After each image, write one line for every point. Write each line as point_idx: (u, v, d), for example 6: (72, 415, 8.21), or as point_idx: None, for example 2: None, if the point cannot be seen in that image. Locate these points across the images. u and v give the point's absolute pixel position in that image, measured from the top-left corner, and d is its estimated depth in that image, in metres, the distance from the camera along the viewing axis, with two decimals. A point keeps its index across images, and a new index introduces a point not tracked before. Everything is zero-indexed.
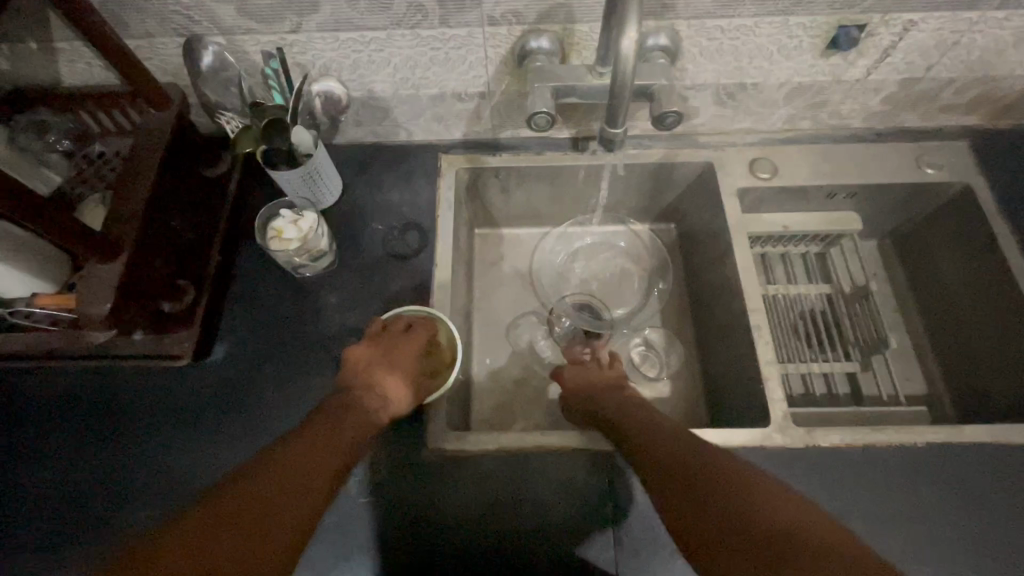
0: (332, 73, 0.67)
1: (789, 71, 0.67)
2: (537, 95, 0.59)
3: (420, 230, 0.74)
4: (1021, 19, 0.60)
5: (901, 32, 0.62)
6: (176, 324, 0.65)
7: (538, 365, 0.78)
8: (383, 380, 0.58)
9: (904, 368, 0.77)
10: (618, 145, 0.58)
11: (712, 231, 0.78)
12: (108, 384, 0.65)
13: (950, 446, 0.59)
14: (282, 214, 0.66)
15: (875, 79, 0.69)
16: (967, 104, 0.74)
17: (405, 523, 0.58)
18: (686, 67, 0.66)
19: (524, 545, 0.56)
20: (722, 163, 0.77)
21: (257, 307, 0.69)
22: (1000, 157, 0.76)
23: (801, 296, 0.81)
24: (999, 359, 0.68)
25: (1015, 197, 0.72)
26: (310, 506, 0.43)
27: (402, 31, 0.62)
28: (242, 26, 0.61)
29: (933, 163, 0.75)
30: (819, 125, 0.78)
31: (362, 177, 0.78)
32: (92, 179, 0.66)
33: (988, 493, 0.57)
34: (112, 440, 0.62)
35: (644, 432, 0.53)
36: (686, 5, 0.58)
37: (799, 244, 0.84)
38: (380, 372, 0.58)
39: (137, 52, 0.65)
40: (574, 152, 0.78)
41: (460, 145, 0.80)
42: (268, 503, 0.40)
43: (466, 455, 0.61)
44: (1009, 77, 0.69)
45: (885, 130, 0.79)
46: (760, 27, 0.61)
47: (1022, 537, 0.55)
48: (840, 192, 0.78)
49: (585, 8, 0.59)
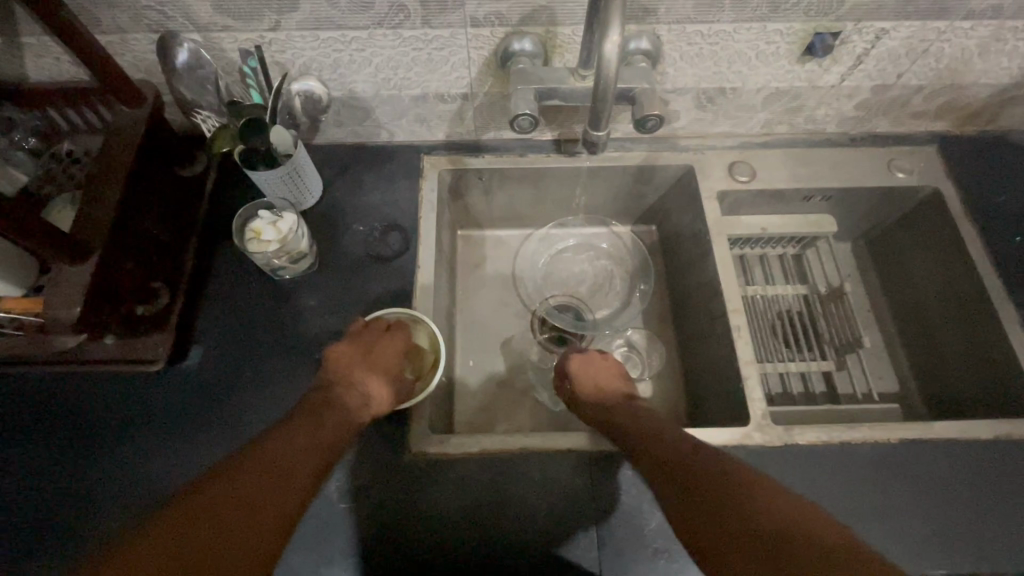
0: (313, 72, 0.66)
1: (767, 76, 0.69)
2: (519, 97, 0.59)
3: (402, 231, 0.73)
4: (986, 30, 0.63)
5: (873, 40, 0.64)
6: (150, 329, 0.63)
7: (521, 367, 0.78)
8: (361, 377, 0.56)
9: (877, 366, 0.79)
10: (601, 146, 0.58)
11: (693, 232, 0.79)
12: (77, 390, 0.63)
13: (922, 442, 0.61)
14: (260, 215, 0.65)
15: (849, 85, 0.71)
16: (935, 111, 0.76)
17: (387, 528, 0.57)
18: (667, 71, 0.67)
19: (508, 548, 0.56)
20: (702, 166, 0.78)
21: (235, 310, 0.68)
22: (967, 162, 0.78)
23: (779, 297, 0.82)
24: (968, 359, 0.70)
25: (981, 200, 0.75)
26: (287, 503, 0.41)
27: (384, 31, 0.61)
28: (219, 23, 0.60)
29: (903, 168, 0.78)
30: (795, 129, 0.80)
31: (343, 178, 0.77)
32: (60, 178, 0.64)
33: (958, 487, 0.59)
34: (80, 449, 0.60)
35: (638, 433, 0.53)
36: (667, 10, 0.58)
37: (776, 245, 0.86)
38: (357, 368, 0.57)
39: (109, 48, 0.63)
40: (557, 153, 0.78)
41: (442, 146, 0.80)
42: (241, 500, 0.39)
43: (449, 458, 0.60)
44: (975, 85, 0.72)
45: (858, 135, 0.81)
46: (739, 33, 0.62)
47: (989, 530, 0.57)
48: (816, 195, 0.79)
49: (567, 11, 0.59)
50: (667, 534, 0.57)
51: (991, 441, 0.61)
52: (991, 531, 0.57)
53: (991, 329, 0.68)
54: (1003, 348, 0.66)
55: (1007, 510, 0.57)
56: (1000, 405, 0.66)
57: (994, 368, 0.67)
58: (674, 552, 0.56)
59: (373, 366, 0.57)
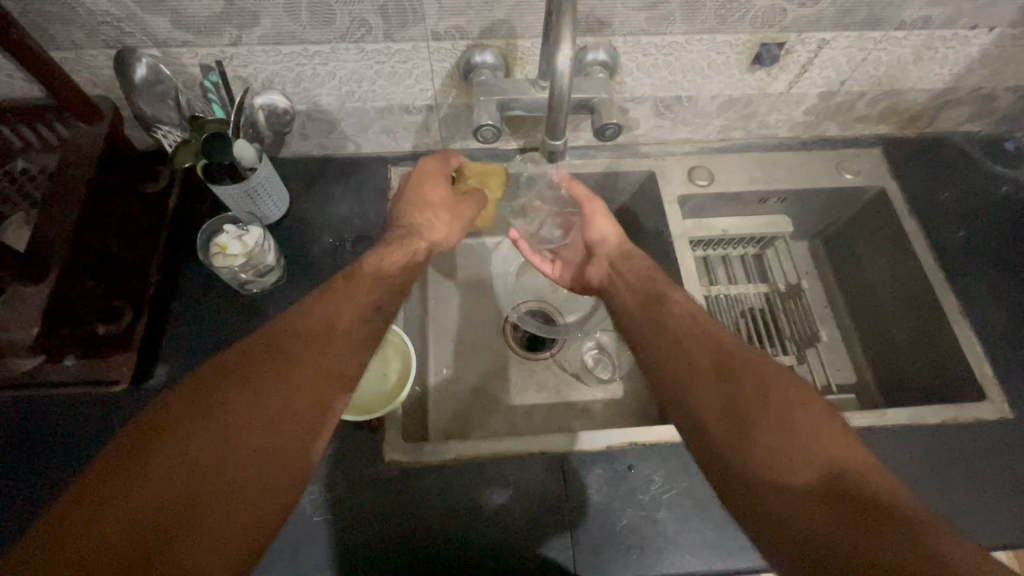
0: (276, 86, 0.67)
1: (720, 85, 0.72)
2: (482, 108, 0.60)
3: (371, 242, 0.73)
4: (919, 39, 0.67)
5: (815, 50, 0.67)
6: (114, 349, 0.62)
7: (494, 372, 0.79)
8: (438, 219, 0.68)
9: (836, 359, 0.82)
10: (561, 156, 0.59)
11: (657, 235, 0.81)
12: (34, 413, 0.61)
13: (878, 428, 0.64)
14: (226, 229, 0.65)
15: (798, 92, 0.74)
16: (878, 115, 0.81)
17: (363, 539, 0.57)
18: (625, 81, 0.70)
19: (485, 550, 0.57)
20: (662, 172, 0.81)
21: (202, 326, 0.67)
22: (908, 162, 0.83)
23: (741, 295, 0.85)
24: (918, 347, 0.74)
25: (923, 198, 0.80)
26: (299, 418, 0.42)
27: (346, 45, 0.62)
28: (179, 38, 0.60)
29: (852, 169, 0.81)
30: (750, 134, 0.83)
31: (310, 191, 0.77)
32: (15, 198, 0.62)
33: (911, 471, 0.62)
34: (40, 474, 0.58)
35: (687, 351, 0.52)
36: (621, 23, 0.61)
37: (736, 247, 0.89)
38: (430, 214, 0.67)
39: (64, 64, 0.62)
40: (523, 162, 0.80)
41: (410, 157, 0.81)
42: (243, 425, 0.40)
43: (424, 465, 0.61)
44: (912, 91, 0.76)
45: (809, 139, 0.85)
46: (691, 44, 0.65)
47: (942, 511, 0.59)
48: (772, 197, 0.83)
49: (526, 24, 0.61)
50: (638, 531, 0.58)
51: (940, 425, 0.64)
52: (943, 509, 0.59)
53: (936, 318, 0.72)
54: (949, 335, 0.70)
55: (958, 490, 0.61)
56: (949, 391, 0.70)
57: (940, 355, 0.71)
58: (646, 546, 0.57)
59: (451, 217, 0.70)
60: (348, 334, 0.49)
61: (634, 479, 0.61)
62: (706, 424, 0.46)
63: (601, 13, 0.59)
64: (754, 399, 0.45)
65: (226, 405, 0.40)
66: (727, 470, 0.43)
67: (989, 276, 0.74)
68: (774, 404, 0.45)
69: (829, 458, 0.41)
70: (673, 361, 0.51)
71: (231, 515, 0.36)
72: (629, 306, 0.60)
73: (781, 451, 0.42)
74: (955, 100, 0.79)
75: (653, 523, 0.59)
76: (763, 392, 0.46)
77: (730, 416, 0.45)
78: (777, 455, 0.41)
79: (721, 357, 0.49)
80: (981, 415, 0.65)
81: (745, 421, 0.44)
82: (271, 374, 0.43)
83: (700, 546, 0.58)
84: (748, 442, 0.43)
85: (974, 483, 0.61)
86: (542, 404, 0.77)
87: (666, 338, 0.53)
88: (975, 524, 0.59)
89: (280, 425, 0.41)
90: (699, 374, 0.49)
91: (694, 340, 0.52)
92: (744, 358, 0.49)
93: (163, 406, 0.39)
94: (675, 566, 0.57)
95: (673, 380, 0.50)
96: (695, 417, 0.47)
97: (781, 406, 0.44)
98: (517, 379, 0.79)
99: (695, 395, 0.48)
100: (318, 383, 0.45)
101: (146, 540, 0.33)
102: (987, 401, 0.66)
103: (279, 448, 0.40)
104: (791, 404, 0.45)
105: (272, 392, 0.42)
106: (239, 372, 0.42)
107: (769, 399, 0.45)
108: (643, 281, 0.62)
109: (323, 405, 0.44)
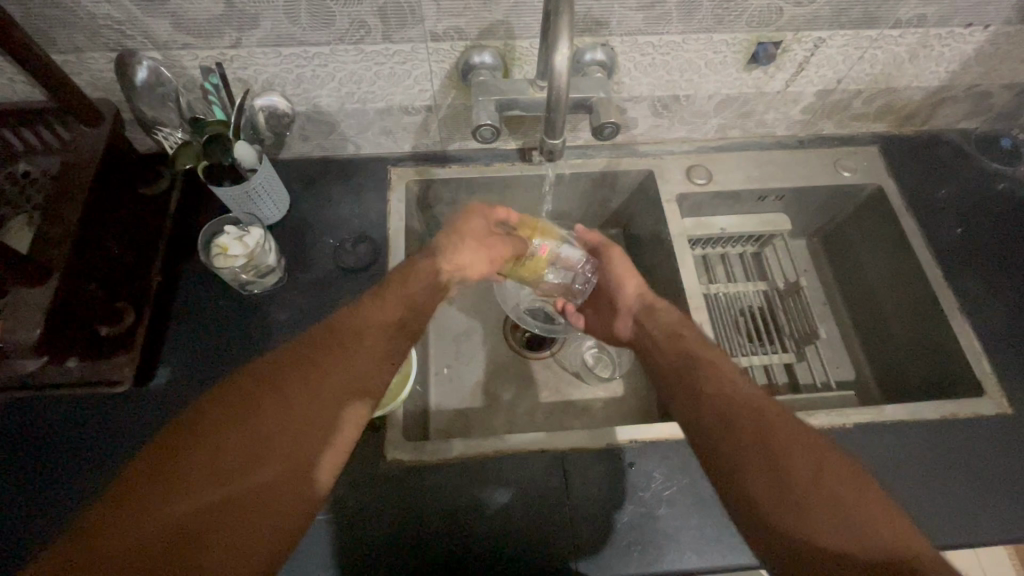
0: (276, 87, 0.67)
1: (717, 84, 0.72)
2: (481, 108, 0.61)
3: (371, 242, 0.74)
4: (914, 37, 0.67)
5: (812, 48, 0.68)
6: (116, 350, 0.62)
7: (494, 371, 0.79)
8: (464, 251, 0.67)
9: (835, 356, 0.82)
10: (559, 155, 0.59)
11: (655, 234, 0.81)
12: (36, 415, 0.61)
13: (877, 424, 0.64)
14: (227, 231, 0.65)
15: (794, 90, 0.75)
16: (875, 113, 0.81)
17: (365, 537, 0.57)
18: (623, 81, 0.70)
19: (485, 548, 0.57)
20: (660, 171, 0.81)
21: (202, 327, 0.67)
22: (904, 160, 0.83)
23: (740, 293, 0.86)
24: (917, 344, 0.74)
25: (920, 196, 0.80)
26: (314, 436, 0.44)
27: (345, 46, 0.62)
28: (180, 41, 0.60)
29: (849, 167, 0.82)
30: (747, 133, 0.84)
31: (311, 192, 0.77)
32: (17, 201, 0.63)
33: (910, 467, 0.62)
34: (40, 476, 0.58)
35: (712, 387, 0.51)
36: (618, 23, 0.61)
37: (735, 245, 0.89)
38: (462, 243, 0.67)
39: (65, 67, 0.62)
40: (522, 162, 0.81)
41: (409, 158, 0.81)
42: (259, 442, 0.42)
43: (426, 464, 0.61)
44: (908, 89, 0.77)
45: (806, 137, 0.85)
46: (688, 44, 0.65)
47: (941, 506, 0.60)
48: (770, 195, 0.83)
49: (524, 25, 0.61)
50: (639, 528, 0.58)
51: (939, 421, 0.64)
52: (942, 505, 0.60)
53: (934, 315, 0.72)
54: (947, 331, 0.70)
55: (957, 485, 0.61)
56: (948, 388, 0.70)
57: (939, 352, 0.71)
58: (647, 543, 0.58)
59: (482, 253, 0.69)
60: (359, 355, 0.50)
61: (634, 476, 0.61)
62: (735, 466, 0.45)
63: (598, 13, 0.60)
64: (792, 459, 0.44)
65: (242, 429, 0.42)
66: (754, 516, 0.42)
67: (987, 273, 0.74)
68: (813, 467, 0.43)
69: (867, 531, 0.39)
70: (705, 411, 0.50)
71: (237, 548, 0.38)
72: (665, 357, 0.59)
73: (814, 516, 0.41)
74: (951, 98, 0.79)
75: (654, 520, 0.59)
76: (799, 452, 0.44)
77: (760, 468, 0.44)
78: (811, 520, 0.40)
79: (756, 410, 0.48)
80: (980, 411, 0.65)
81: (780, 478, 0.43)
82: (274, 411, 0.44)
83: (700, 542, 0.58)
84: (779, 501, 0.42)
85: (973, 479, 0.61)
86: (542, 403, 0.78)
87: (699, 390, 0.52)
88: (975, 519, 0.59)
89: (288, 462, 0.42)
90: (731, 425, 0.47)
91: (726, 392, 0.51)
92: (784, 417, 0.48)
93: (189, 420, 0.42)
94: (676, 563, 0.57)
95: (704, 431, 0.49)
96: (723, 465, 0.46)
97: (821, 470, 0.43)
98: (518, 378, 0.79)
99: (725, 434, 0.47)
100: (321, 421, 0.45)
101: (159, 561, 0.35)
102: (985, 397, 0.66)
103: (294, 466, 0.43)
104: (836, 473, 0.43)
105: (288, 409, 0.44)
106: (260, 389, 0.45)
107: (809, 462, 0.43)
108: (672, 336, 0.61)
109: (334, 439, 0.45)
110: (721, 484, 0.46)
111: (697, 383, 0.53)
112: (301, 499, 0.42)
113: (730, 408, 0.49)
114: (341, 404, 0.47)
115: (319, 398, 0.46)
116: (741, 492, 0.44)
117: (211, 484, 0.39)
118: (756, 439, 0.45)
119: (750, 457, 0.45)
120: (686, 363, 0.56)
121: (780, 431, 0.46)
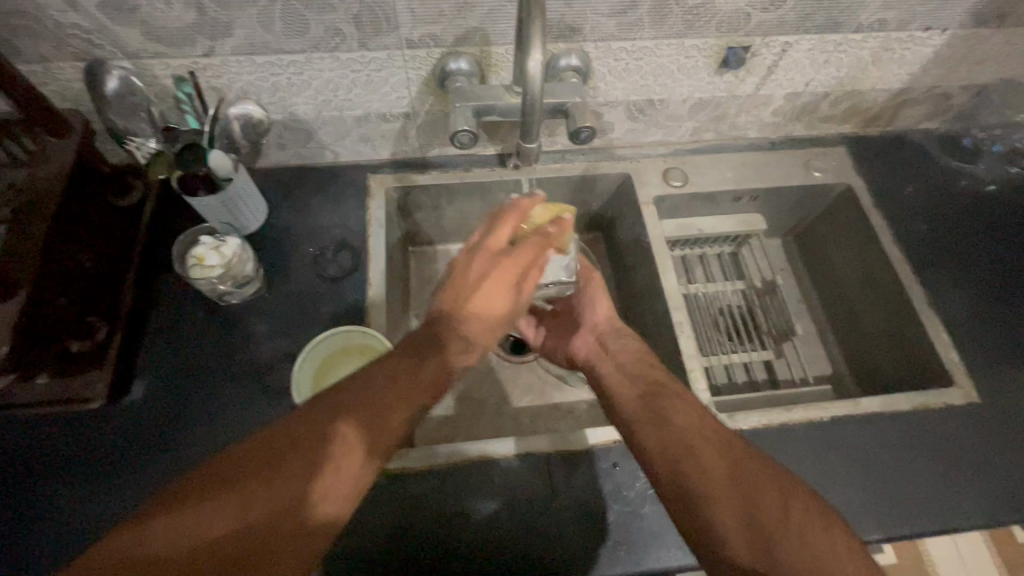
0: (250, 96, 0.67)
1: (690, 88, 0.74)
2: (458, 115, 0.61)
3: (352, 250, 0.73)
4: (875, 41, 0.70)
5: (779, 53, 0.70)
6: (89, 366, 0.61)
7: (478, 377, 0.79)
8: (487, 289, 0.56)
9: (811, 351, 0.84)
10: (535, 159, 0.60)
11: (634, 236, 0.82)
12: (9, 437, 0.60)
13: (848, 418, 0.65)
14: (203, 240, 0.64)
15: (764, 93, 0.77)
16: (842, 114, 0.84)
17: (348, 547, 0.56)
18: (598, 86, 0.71)
19: (470, 554, 0.57)
20: (638, 173, 0.83)
21: (178, 339, 0.66)
22: (872, 160, 0.86)
23: (719, 293, 0.87)
24: (891, 338, 0.76)
25: (888, 194, 0.83)
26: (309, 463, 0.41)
27: (321, 54, 0.62)
28: (150, 49, 0.59)
29: (820, 167, 0.84)
30: (721, 135, 0.86)
31: (288, 201, 0.77)
32: None
33: (883, 460, 0.63)
34: (10, 501, 0.56)
35: (682, 418, 0.51)
36: (592, 29, 0.62)
37: (713, 245, 0.91)
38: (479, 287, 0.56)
39: (32, 77, 0.61)
40: (500, 167, 0.81)
41: (387, 164, 0.81)
42: (251, 476, 0.39)
43: (409, 471, 0.60)
44: (872, 90, 0.79)
45: (778, 139, 0.87)
46: (660, 49, 0.67)
47: (914, 494, 0.61)
48: (745, 196, 0.85)
49: (499, 32, 0.62)
50: (624, 527, 0.59)
51: (912, 412, 0.66)
52: (917, 494, 0.61)
53: (904, 311, 0.74)
54: (917, 326, 0.73)
55: (929, 476, 0.62)
56: (920, 380, 0.72)
57: (911, 346, 0.73)
58: (632, 542, 0.58)
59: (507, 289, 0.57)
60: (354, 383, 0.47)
61: (619, 477, 0.61)
62: (700, 496, 0.45)
63: (571, 20, 0.61)
64: (756, 486, 0.45)
65: (231, 469, 0.40)
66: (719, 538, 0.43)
67: (952, 267, 0.77)
68: (780, 503, 0.44)
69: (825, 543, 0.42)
70: (671, 444, 0.49)
71: None
72: (623, 389, 0.57)
73: (775, 536, 0.42)
74: (914, 99, 0.82)
75: (640, 519, 0.59)
76: (761, 482, 0.46)
77: (727, 501, 0.45)
78: (775, 546, 0.42)
79: (720, 445, 0.49)
80: (951, 401, 0.67)
81: (743, 504, 0.44)
82: (269, 452, 0.41)
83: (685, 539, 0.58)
84: (751, 541, 0.42)
85: (944, 469, 0.63)
86: (527, 407, 0.78)
87: (667, 422, 0.51)
88: (947, 507, 0.61)
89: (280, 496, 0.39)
90: (700, 463, 0.47)
91: (693, 429, 0.50)
92: (748, 454, 0.49)
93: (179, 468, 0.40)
94: (661, 560, 0.57)
95: (672, 464, 0.48)
96: (688, 498, 0.46)
97: (778, 492, 0.45)
98: (501, 383, 0.79)
99: (694, 466, 0.47)
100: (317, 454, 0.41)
101: None
102: (955, 387, 0.68)
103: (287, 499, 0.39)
104: (799, 505, 0.44)
105: (278, 442, 0.41)
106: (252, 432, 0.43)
107: (768, 485, 0.46)
108: (636, 363, 0.60)
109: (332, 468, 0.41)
110: (687, 515, 0.46)
111: (665, 412, 0.52)
112: (301, 533, 0.39)
113: (695, 439, 0.49)
114: (339, 424, 0.44)
115: (335, 441, 0.43)
116: (708, 532, 0.44)
117: (218, 521, 0.37)
118: (722, 470, 0.47)
119: (722, 495, 0.45)
120: (656, 391, 0.55)
121: (743, 460, 0.47)
